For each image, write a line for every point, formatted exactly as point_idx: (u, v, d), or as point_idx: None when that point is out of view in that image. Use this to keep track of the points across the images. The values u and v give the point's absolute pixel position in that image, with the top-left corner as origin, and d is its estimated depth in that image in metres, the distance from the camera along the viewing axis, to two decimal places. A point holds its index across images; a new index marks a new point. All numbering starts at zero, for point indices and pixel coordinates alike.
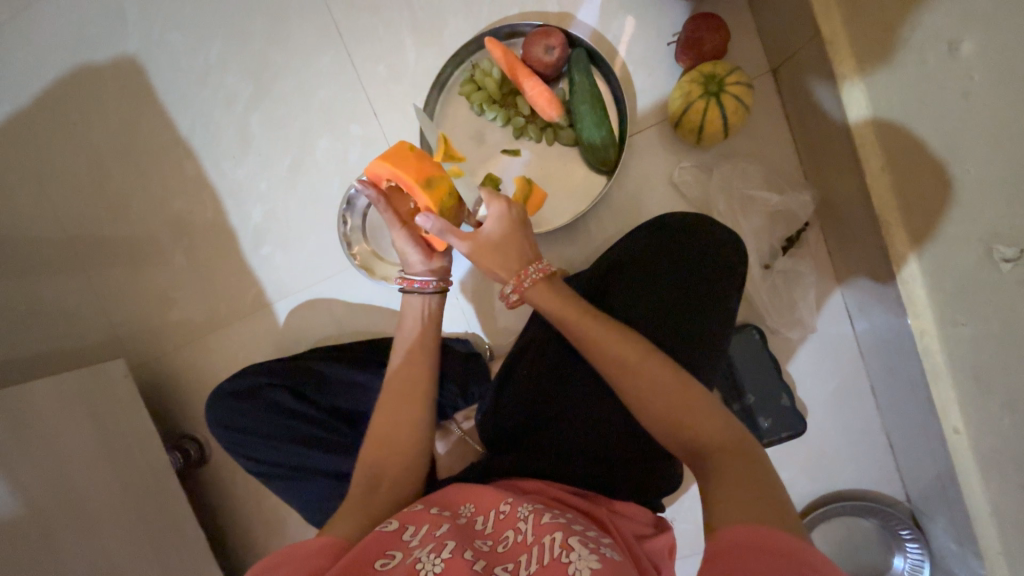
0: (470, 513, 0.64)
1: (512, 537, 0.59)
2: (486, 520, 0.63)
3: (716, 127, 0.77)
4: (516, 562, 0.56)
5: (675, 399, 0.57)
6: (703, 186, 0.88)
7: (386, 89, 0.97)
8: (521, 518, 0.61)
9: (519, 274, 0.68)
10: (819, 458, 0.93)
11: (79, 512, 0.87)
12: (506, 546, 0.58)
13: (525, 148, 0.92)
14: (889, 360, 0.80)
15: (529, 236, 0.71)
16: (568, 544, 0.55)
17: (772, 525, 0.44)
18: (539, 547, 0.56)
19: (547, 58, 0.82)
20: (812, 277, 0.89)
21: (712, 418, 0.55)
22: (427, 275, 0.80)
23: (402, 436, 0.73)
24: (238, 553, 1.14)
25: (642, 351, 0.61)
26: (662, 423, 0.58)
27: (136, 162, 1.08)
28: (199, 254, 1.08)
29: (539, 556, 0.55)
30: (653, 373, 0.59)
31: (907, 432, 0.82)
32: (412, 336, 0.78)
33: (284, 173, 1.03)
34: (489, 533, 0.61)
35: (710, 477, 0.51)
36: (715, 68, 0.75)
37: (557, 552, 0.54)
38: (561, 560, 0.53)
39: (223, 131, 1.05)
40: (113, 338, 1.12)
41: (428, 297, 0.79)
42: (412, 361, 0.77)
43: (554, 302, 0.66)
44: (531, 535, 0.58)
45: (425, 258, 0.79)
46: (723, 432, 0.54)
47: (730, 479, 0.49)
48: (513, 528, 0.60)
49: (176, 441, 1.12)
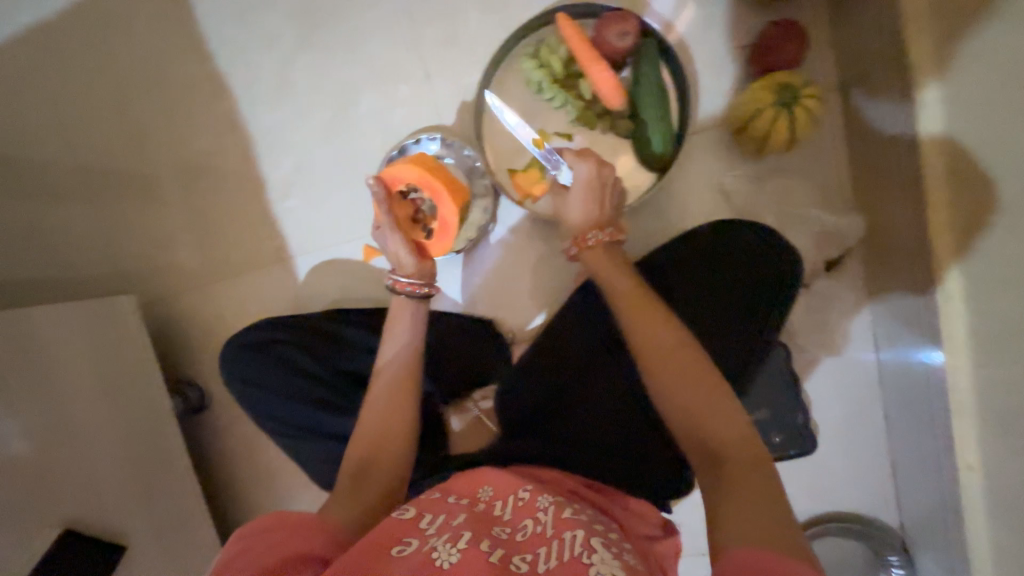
0: (488, 498, 0.64)
1: (531, 526, 0.59)
2: (504, 506, 0.62)
3: (780, 139, 0.76)
4: (533, 554, 0.55)
5: (700, 394, 0.57)
6: (752, 197, 0.88)
7: (442, 52, 0.93)
8: (541, 509, 0.60)
9: (581, 239, 0.72)
10: (822, 478, 0.94)
11: (79, 448, 0.84)
12: (524, 536, 0.58)
13: (577, 134, 0.90)
14: (910, 392, 0.81)
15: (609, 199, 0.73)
16: (590, 544, 0.55)
17: (772, 549, 0.46)
18: (558, 542, 0.56)
19: (619, 44, 0.80)
20: (845, 301, 0.89)
21: (731, 425, 0.55)
22: (420, 279, 0.77)
23: (391, 423, 0.69)
24: (228, 505, 1.12)
25: (676, 340, 0.61)
26: (678, 411, 0.58)
27: (165, 92, 1.03)
28: (222, 198, 1.04)
29: (557, 552, 0.55)
30: (683, 363, 0.59)
31: (914, 463, 0.84)
32: (406, 327, 0.76)
33: (322, 126, 0.99)
34: (507, 519, 0.61)
35: (723, 482, 0.52)
36: (790, 78, 0.73)
37: (578, 551, 0.54)
38: (583, 560, 0.53)
39: (262, 73, 1.00)
40: (120, 274, 1.08)
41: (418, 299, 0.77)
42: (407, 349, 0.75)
43: (609, 267, 0.70)
44: (551, 529, 0.57)
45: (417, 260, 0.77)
46: (739, 437, 0.55)
47: (752, 494, 0.50)
48: (532, 518, 0.60)
49: (177, 385, 1.09)
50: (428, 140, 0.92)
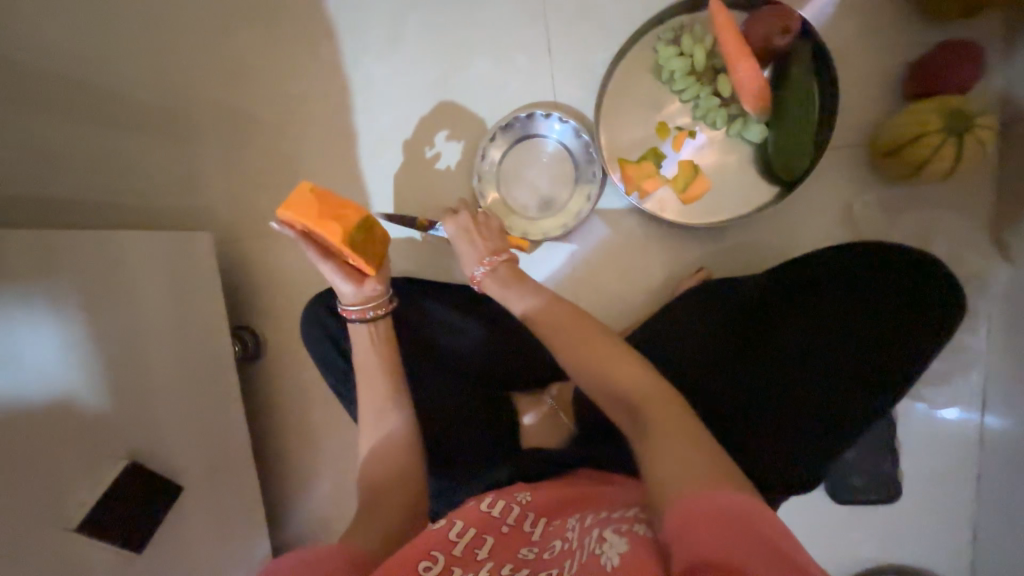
0: (524, 506, 0.61)
1: (560, 546, 0.54)
2: (537, 526, 0.58)
3: (940, 168, 0.70)
4: (559, 567, 0.50)
5: (654, 396, 0.54)
6: (880, 226, 0.82)
7: (570, 26, 0.88)
8: (570, 530, 0.56)
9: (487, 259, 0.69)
10: (894, 528, 0.90)
11: (147, 382, 0.82)
12: (551, 554, 0.52)
13: (702, 133, 0.84)
14: (1022, 459, 0.77)
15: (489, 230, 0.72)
16: (604, 538, 0.50)
17: (721, 489, 0.44)
18: (581, 549, 0.51)
19: (775, 42, 0.74)
20: (958, 350, 0.84)
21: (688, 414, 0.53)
22: (366, 305, 0.71)
23: (392, 450, 0.67)
24: (270, 458, 1.11)
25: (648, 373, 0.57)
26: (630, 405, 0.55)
27: (268, 28, 0.99)
28: (310, 147, 1.00)
29: (579, 557, 0.50)
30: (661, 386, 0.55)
31: (1007, 529, 0.80)
32: (367, 350, 0.71)
33: (428, 86, 0.94)
34: (536, 540, 0.56)
35: (643, 427, 0.52)
36: (966, 104, 0.67)
37: (592, 546, 0.50)
38: (594, 551, 0.49)
39: (373, 22, 0.95)
40: (195, 209, 1.05)
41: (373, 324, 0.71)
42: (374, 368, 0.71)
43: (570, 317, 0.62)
44: (576, 542, 0.53)
45: (357, 289, 0.70)
46: (654, 386, 0.55)
47: (667, 427, 0.51)
48: (561, 538, 0.55)
49: (237, 331, 1.07)
50: (553, 118, 0.88)
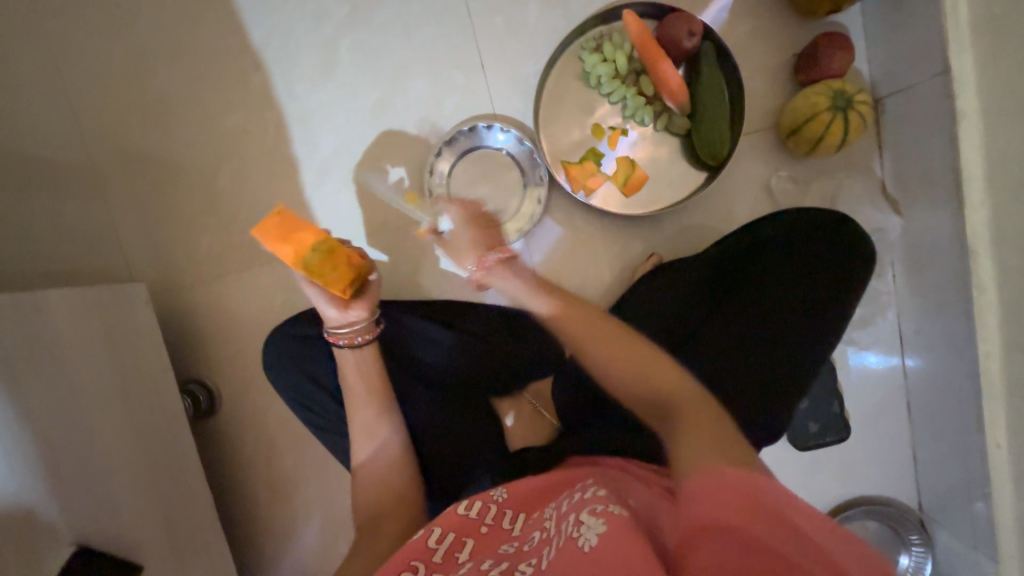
0: (500, 503, 0.63)
1: (539, 535, 0.56)
2: (515, 520, 0.61)
3: (833, 142, 0.81)
4: (536, 556, 0.52)
5: (650, 373, 0.60)
6: (796, 197, 0.93)
7: (500, 42, 0.92)
8: (548, 517, 0.57)
9: (482, 258, 0.75)
10: (850, 465, 1.00)
11: (86, 458, 0.73)
12: (530, 543, 0.55)
13: (633, 130, 0.92)
14: (940, 382, 0.88)
15: (494, 231, 0.79)
16: (580, 518, 0.52)
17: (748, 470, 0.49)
18: (557, 535, 0.53)
19: (685, 44, 0.82)
20: (875, 296, 0.96)
21: (692, 393, 0.57)
22: (352, 330, 0.73)
23: (389, 471, 0.71)
24: (240, 519, 1.02)
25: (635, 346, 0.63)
26: (625, 381, 0.61)
27: (188, 64, 0.94)
28: (249, 181, 0.96)
29: (555, 543, 0.52)
30: (640, 354, 0.62)
31: (938, 447, 0.92)
32: (357, 377, 0.73)
33: (368, 109, 0.94)
34: (517, 534, 0.58)
35: (674, 422, 0.55)
36: (844, 85, 0.79)
37: (569, 530, 0.52)
38: (573, 536, 0.50)
39: (303, 51, 0.94)
40: (124, 261, 0.97)
41: (359, 350, 0.73)
42: (368, 395, 0.73)
43: (577, 320, 0.67)
44: (554, 527, 0.54)
45: (342, 312, 0.73)
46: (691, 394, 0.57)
47: (689, 427, 0.54)
48: (540, 527, 0.57)
49: (186, 386, 0.98)
50: (495, 129, 0.91)
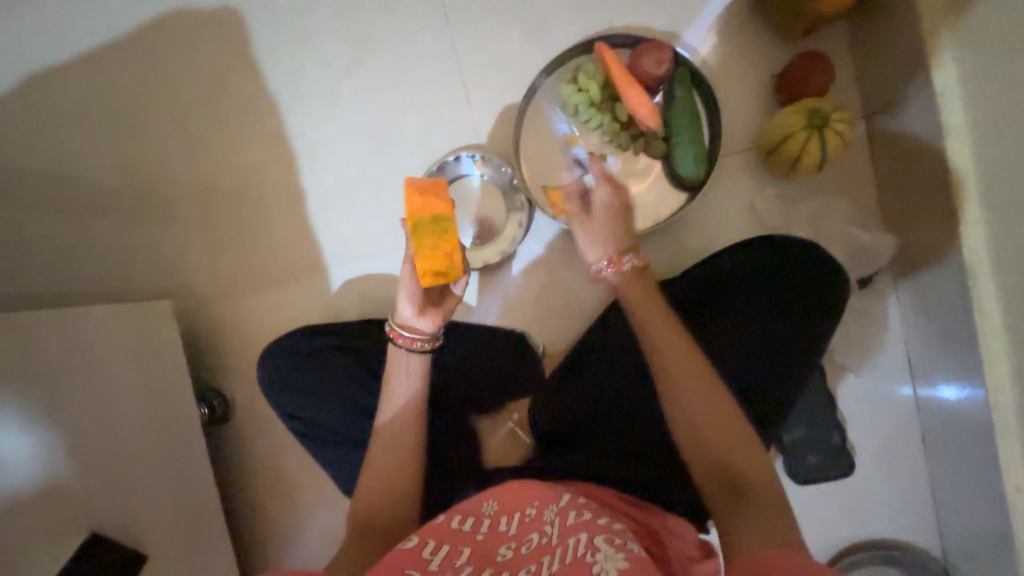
0: (493, 512, 0.68)
1: (536, 539, 0.63)
2: (510, 522, 0.67)
3: (813, 160, 0.80)
4: (538, 563, 0.60)
5: (728, 439, 0.61)
6: (784, 217, 0.90)
7: (484, 77, 0.98)
8: (547, 523, 0.65)
9: (614, 259, 0.74)
10: (860, 503, 0.92)
11: (107, 456, 0.82)
12: (529, 548, 0.62)
13: (611, 155, 0.94)
14: (950, 414, 0.81)
15: (629, 223, 0.76)
16: (594, 544, 0.59)
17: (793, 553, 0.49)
18: (563, 548, 0.60)
19: (655, 71, 0.85)
20: (877, 319, 0.90)
21: (765, 470, 0.59)
22: (417, 335, 0.77)
23: (400, 483, 0.72)
24: (247, 521, 1.09)
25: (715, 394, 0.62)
26: (711, 441, 0.61)
27: (216, 110, 1.08)
28: (264, 210, 1.07)
29: (561, 556, 0.59)
30: (711, 411, 0.62)
31: (955, 487, 0.83)
32: (406, 389, 0.77)
33: (365, 143, 1.03)
34: (512, 535, 0.65)
35: (745, 501, 0.57)
36: (821, 103, 0.78)
37: (582, 552, 0.58)
38: (587, 559, 0.57)
39: (311, 94, 1.05)
40: (160, 282, 1.10)
41: (411, 354, 0.77)
42: (406, 414, 0.76)
43: (652, 311, 0.70)
44: (556, 538, 0.62)
45: (416, 316, 0.77)
46: (768, 481, 0.58)
47: (763, 514, 0.55)
48: (538, 530, 0.64)
49: (204, 394, 1.09)
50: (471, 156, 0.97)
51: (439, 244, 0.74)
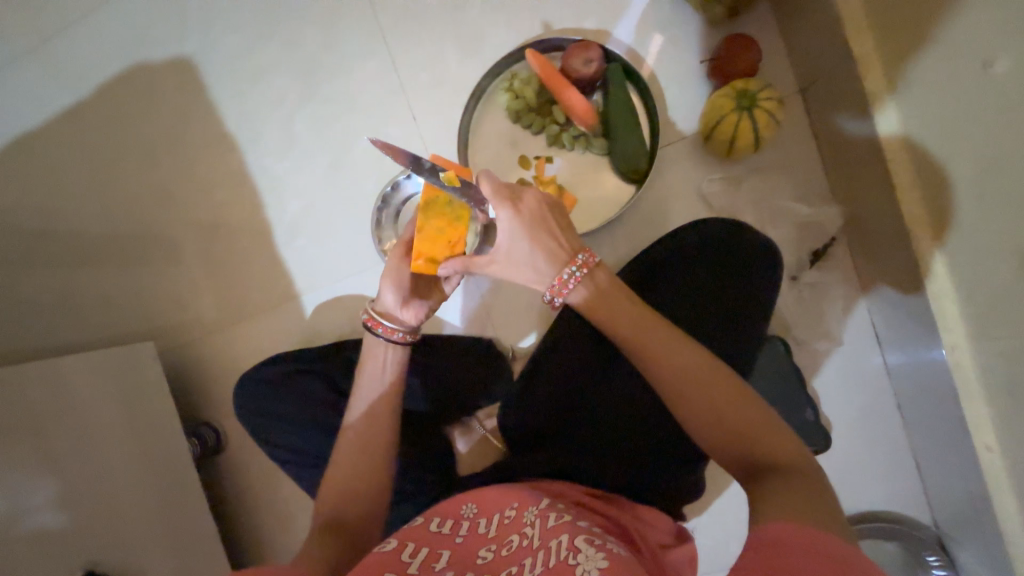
0: (472, 515, 0.70)
1: (517, 541, 0.64)
2: (489, 523, 0.68)
3: (747, 140, 0.80)
4: (519, 564, 0.60)
5: (731, 413, 0.60)
6: (732, 198, 0.91)
7: (428, 94, 1.02)
8: (527, 523, 0.65)
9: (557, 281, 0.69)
10: (845, 476, 0.91)
11: (100, 494, 0.86)
12: (509, 550, 0.63)
13: (557, 156, 0.95)
14: (918, 379, 0.80)
15: (568, 233, 0.71)
16: (575, 546, 0.59)
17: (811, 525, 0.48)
18: (545, 551, 0.60)
19: (585, 70, 0.86)
20: (839, 290, 0.90)
21: (776, 440, 0.58)
22: (398, 326, 0.78)
23: (367, 476, 0.71)
24: (247, 548, 1.12)
25: (709, 370, 0.62)
26: (711, 422, 0.60)
27: (182, 154, 1.12)
28: (236, 244, 1.11)
29: (544, 559, 0.59)
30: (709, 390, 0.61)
31: (934, 451, 0.82)
32: (379, 383, 0.76)
33: (323, 170, 1.07)
34: (492, 536, 0.66)
35: (764, 480, 0.56)
36: (747, 84, 0.78)
37: (563, 555, 0.58)
38: (568, 561, 0.57)
39: (267, 129, 1.09)
40: (144, 325, 1.15)
41: (393, 347, 0.77)
42: (378, 407, 0.75)
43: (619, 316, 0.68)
44: (537, 540, 0.62)
45: (399, 305, 0.78)
46: (782, 448, 0.58)
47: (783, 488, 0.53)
48: (519, 532, 0.65)
49: (196, 428, 1.12)
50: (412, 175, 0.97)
51: (443, 232, 0.76)
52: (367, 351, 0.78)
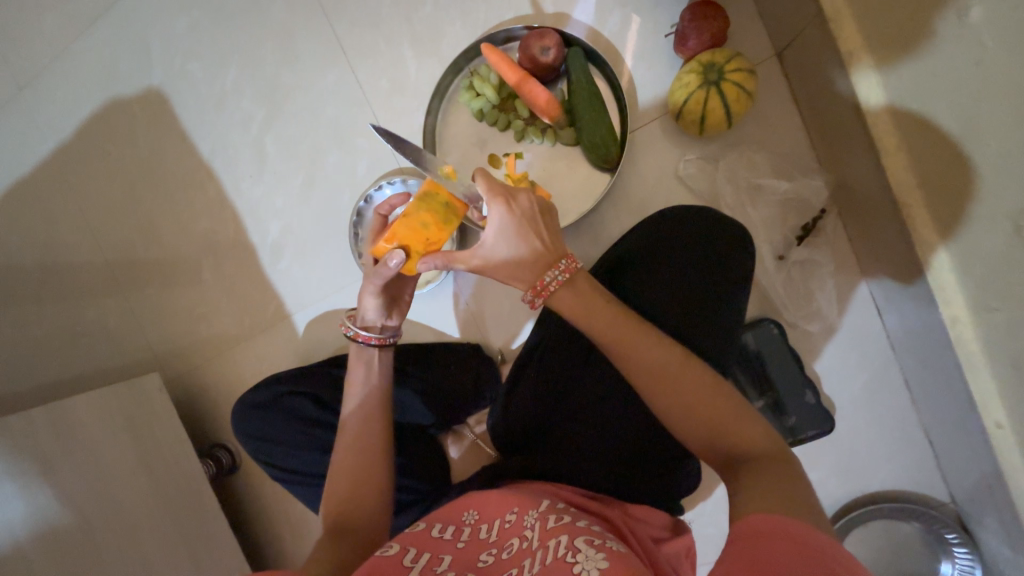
0: (474, 521, 0.64)
1: (517, 544, 0.59)
2: (490, 529, 0.62)
3: (718, 117, 0.77)
4: (519, 567, 0.55)
5: (710, 400, 0.55)
6: (711, 179, 0.87)
7: (391, 102, 1.00)
8: (527, 526, 0.60)
9: (538, 283, 0.63)
10: (853, 457, 0.87)
11: (120, 521, 0.90)
12: (510, 554, 0.58)
13: (527, 151, 0.92)
14: (921, 352, 0.75)
15: (552, 233, 0.65)
16: (575, 545, 0.54)
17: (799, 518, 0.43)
18: (542, 550, 0.55)
19: (543, 59, 0.83)
20: (830, 266, 0.85)
21: (753, 426, 0.53)
22: (381, 333, 0.76)
23: (371, 483, 0.68)
24: (269, 562, 1.16)
25: (678, 356, 0.58)
26: (694, 410, 0.55)
27: (164, 185, 1.14)
28: (225, 270, 1.13)
29: (542, 559, 0.54)
30: (689, 379, 0.56)
31: (944, 427, 0.78)
32: (360, 390, 0.74)
33: (297, 188, 1.07)
34: (493, 541, 0.60)
35: (744, 467, 0.50)
36: (713, 57, 0.75)
37: (562, 552, 0.54)
38: (567, 560, 0.53)
39: (240, 153, 1.10)
40: (148, 355, 1.18)
41: (381, 353, 0.76)
42: (371, 413, 0.73)
43: (588, 309, 0.62)
44: (536, 541, 0.57)
45: (382, 314, 0.76)
46: (761, 436, 0.52)
47: (766, 474, 0.48)
48: (519, 536, 0.59)
49: (209, 450, 1.17)
50: (383, 187, 0.96)
51: (427, 227, 0.69)
52: (351, 363, 0.76)
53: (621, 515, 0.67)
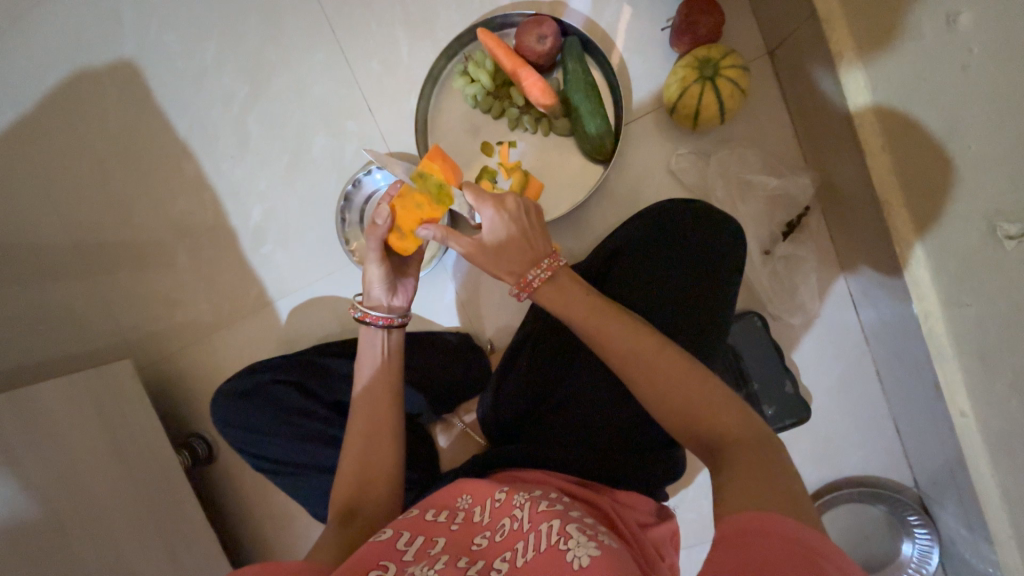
0: (468, 505, 0.64)
1: (509, 525, 0.59)
2: (483, 511, 0.62)
3: (712, 112, 0.78)
4: (512, 550, 0.55)
5: (691, 390, 0.55)
6: (702, 174, 0.89)
7: (382, 84, 0.98)
8: (518, 507, 0.60)
9: (524, 276, 0.64)
10: (826, 445, 0.92)
11: (89, 513, 0.86)
12: (503, 536, 0.58)
13: (521, 140, 0.91)
14: (895, 345, 0.79)
15: (536, 230, 0.66)
16: (566, 531, 0.55)
17: (777, 511, 0.43)
18: (535, 534, 0.55)
19: (540, 48, 0.82)
20: (813, 262, 0.89)
21: (730, 412, 0.54)
22: (389, 313, 0.75)
23: (374, 472, 0.67)
24: (249, 553, 1.14)
25: (656, 347, 0.58)
26: (674, 401, 0.56)
27: (137, 162, 1.08)
28: (203, 253, 1.08)
29: (534, 544, 0.54)
30: (669, 368, 0.57)
31: (912, 416, 0.82)
32: (369, 372, 0.72)
33: (282, 170, 1.03)
34: (486, 523, 0.61)
35: (728, 456, 0.51)
36: (710, 52, 0.76)
37: (554, 539, 0.54)
38: (559, 547, 0.53)
39: (220, 131, 1.05)
40: (120, 341, 1.13)
41: (389, 333, 0.74)
42: (375, 399, 0.71)
43: (580, 303, 0.62)
44: (528, 523, 0.57)
45: (390, 293, 0.75)
46: (739, 424, 0.53)
47: (745, 467, 0.48)
48: (510, 517, 0.60)
49: (184, 440, 1.12)
50: (373, 171, 0.94)
51: (422, 208, 0.70)
52: (361, 343, 0.74)
53: (610, 502, 0.68)
